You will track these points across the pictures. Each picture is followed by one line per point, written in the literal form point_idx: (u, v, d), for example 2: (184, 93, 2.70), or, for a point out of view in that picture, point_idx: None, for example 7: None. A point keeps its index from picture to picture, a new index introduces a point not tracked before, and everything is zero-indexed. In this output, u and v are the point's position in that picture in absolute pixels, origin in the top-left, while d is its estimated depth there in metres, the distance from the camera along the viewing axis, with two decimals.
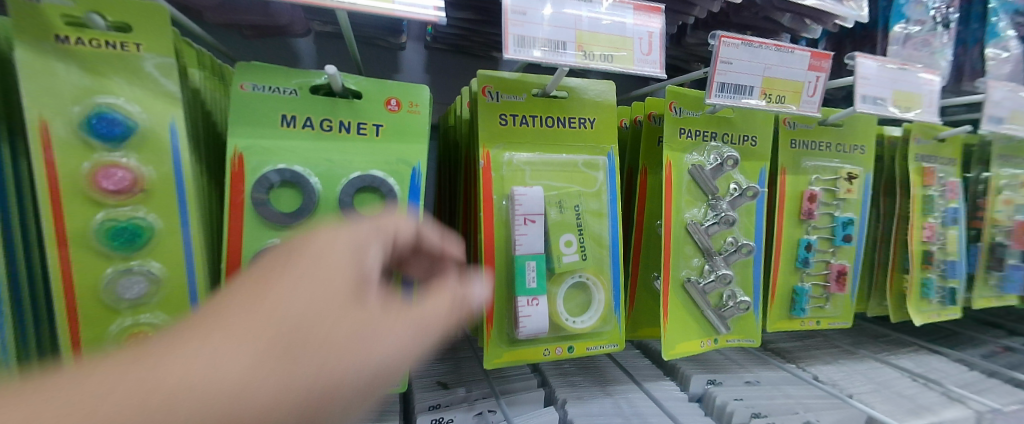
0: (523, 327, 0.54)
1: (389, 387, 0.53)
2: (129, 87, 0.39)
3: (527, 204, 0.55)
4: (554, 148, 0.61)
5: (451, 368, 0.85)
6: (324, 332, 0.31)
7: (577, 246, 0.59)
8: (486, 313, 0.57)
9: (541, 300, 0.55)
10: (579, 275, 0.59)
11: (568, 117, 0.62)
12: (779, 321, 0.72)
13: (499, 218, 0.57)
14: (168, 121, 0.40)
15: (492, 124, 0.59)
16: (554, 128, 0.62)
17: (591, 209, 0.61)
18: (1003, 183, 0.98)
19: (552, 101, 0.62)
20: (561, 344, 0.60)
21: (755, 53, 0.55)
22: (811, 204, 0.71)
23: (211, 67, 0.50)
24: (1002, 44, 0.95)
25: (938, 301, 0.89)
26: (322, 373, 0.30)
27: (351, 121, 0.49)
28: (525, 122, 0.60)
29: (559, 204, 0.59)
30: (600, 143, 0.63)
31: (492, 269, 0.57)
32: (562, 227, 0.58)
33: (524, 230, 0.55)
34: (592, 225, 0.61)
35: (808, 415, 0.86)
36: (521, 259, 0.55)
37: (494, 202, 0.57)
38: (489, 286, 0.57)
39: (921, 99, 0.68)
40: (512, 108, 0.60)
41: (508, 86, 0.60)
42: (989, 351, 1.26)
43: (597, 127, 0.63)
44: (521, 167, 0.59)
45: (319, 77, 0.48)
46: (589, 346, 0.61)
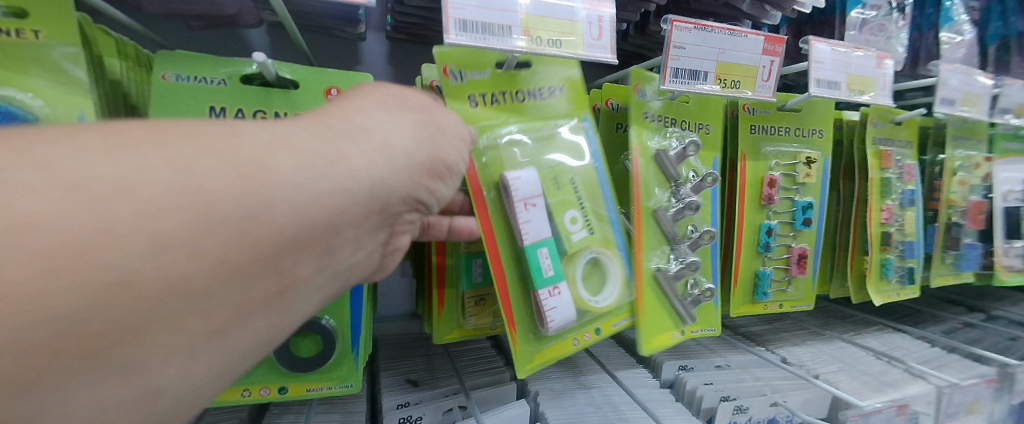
0: (554, 318, 0.51)
1: (340, 389, 0.54)
2: (26, 77, 0.36)
3: (524, 188, 0.50)
4: (529, 121, 0.56)
5: (423, 365, 0.83)
6: (406, 93, 0.39)
7: (582, 221, 0.56)
8: (506, 315, 0.53)
9: (563, 286, 0.53)
10: (591, 252, 0.56)
11: (537, 88, 0.57)
12: (744, 306, 0.73)
13: (495, 212, 0.53)
14: (76, 114, 0.37)
15: (463, 107, 0.52)
16: (526, 102, 0.56)
17: (588, 180, 0.58)
18: (957, 164, 1.01)
19: (516, 74, 0.56)
20: (587, 329, 0.58)
21: (708, 38, 0.55)
22: (771, 189, 0.72)
23: (136, 57, 0.47)
24: (956, 27, 0.97)
25: (898, 281, 0.91)
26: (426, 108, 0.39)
27: (287, 112, 0.47)
28: (497, 100, 0.55)
29: (555, 180, 0.55)
30: (579, 105, 0.59)
31: (501, 266, 0.52)
32: (564, 205, 0.55)
33: (527, 216, 0.51)
34: (594, 199, 0.58)
35: (776, 397, 0.88)
36: (533, 248, 0.51)
37: (485, 197, 0.52)
38: (499, 284, 0.52)
39: (875, 83, 0.69)
40: (480, 87, 0.54)
41: (469, 60, 0.53)
42: (949, 327, 1.31)
43: (568, 92, 0.59)
44: (502, 149, 0.54)
45: (249, 65, 0.46)
46: (615, 324, 0.60)
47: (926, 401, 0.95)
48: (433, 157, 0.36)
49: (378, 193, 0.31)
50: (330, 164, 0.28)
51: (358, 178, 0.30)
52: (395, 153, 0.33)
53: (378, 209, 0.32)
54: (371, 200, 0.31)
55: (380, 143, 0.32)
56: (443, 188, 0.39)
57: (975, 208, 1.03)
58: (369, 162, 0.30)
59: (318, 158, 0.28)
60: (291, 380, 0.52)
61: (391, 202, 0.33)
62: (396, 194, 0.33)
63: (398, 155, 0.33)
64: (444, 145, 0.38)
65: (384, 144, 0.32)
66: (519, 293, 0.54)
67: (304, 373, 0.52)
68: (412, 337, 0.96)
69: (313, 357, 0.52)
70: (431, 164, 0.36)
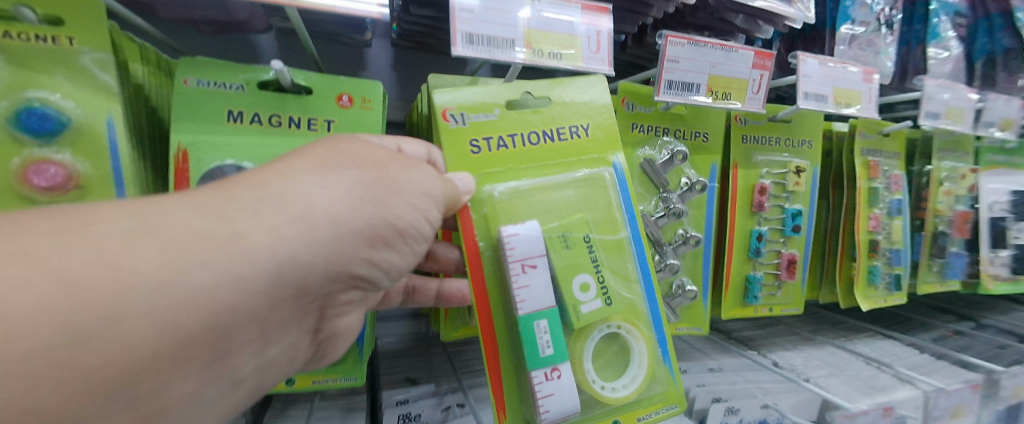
0: (547, 410, 0.44)
1: (344, 382, 0.56)
2: (59, 80, 0.39)
3: (521, 247, 0.47)
4: (544, 168, 0.53)
5: (423, 364, 0.85)
6: (366, 149, 0.41)
7: (596, 288, 0.49)
8: (497, 396, 0.48)
9: (563, 369, 0.46)
10: (609, 325, 0.49)
11: (555, 128, 0.54)
12: (735, 309, 0.76)
13: (490, 270, 0.49)
14: (105, 116, 0.40)
15: (462, 152, 0.51)
16: (541, 144, 0.54)
17: (609, 244, 0.52)
18: (944, 175, 1.04)
19: (529, 114, 0.54)
20: (606, 421, 0.49)
21: (701, 52, 0.57)
22: (761, 196, 0.74)
23: (157, 63, 0.50)
24: (942, 43, 1.01)
25: (885, 287, 0.94)
26: (381, 167, 0.40)
27: (300, 116, 0.49)
28: (505, 143, 0.52)
29: (564, 237, 0.50)
30: (603, 152, 0.55)
31: (491, 341, 0.48)
32: (575, 268, 0.49)
33: (524, 279, 0.46)
34: (615, 265, 0.52)
35: (766, 399, 0.90)
36: (528, 320, 0.46)
37: (479, 251, 0.49)
38: (492, 361, 0.48)
39: (861, 97, 0.72)
40: (483, 130, 0.52)
41: (472, 102, 0.53)
42: (939, 335, 1.33)
43: (594, 132, 0.56)
44: (508, 199, 0.50)
45: (265, 71, 0.48)
46: (640, 416, 0.51)
47: (914, 406, 0.97)
48: (376, 229, 0.38)
49: (310, 271, 0.35)
50: (272, 243, 0.32)
51: (287, 254, 0.33)
52: (331, 224, 0.35)
53: (313, 283, 0.36)
54: (303, 276, 0.34)
55: (316, 218, 0.34)
56: (390, 254, 0.41)
57: (962, 217, 1.06)
58: (300, 241, 0.33)
59: (265, 238, 0.32)
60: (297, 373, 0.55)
61: (328, 274, 0.37)
62: (333, 264, 0.36)
63: (336, 226, 0.35)
64: (393, 205, 0.39)
65: (319, 220, 0.34)
66: (514, 376, 0.48)
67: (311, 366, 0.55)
68: (411, 337, 0.98)
69: None
70: (374, 234, 0.38)
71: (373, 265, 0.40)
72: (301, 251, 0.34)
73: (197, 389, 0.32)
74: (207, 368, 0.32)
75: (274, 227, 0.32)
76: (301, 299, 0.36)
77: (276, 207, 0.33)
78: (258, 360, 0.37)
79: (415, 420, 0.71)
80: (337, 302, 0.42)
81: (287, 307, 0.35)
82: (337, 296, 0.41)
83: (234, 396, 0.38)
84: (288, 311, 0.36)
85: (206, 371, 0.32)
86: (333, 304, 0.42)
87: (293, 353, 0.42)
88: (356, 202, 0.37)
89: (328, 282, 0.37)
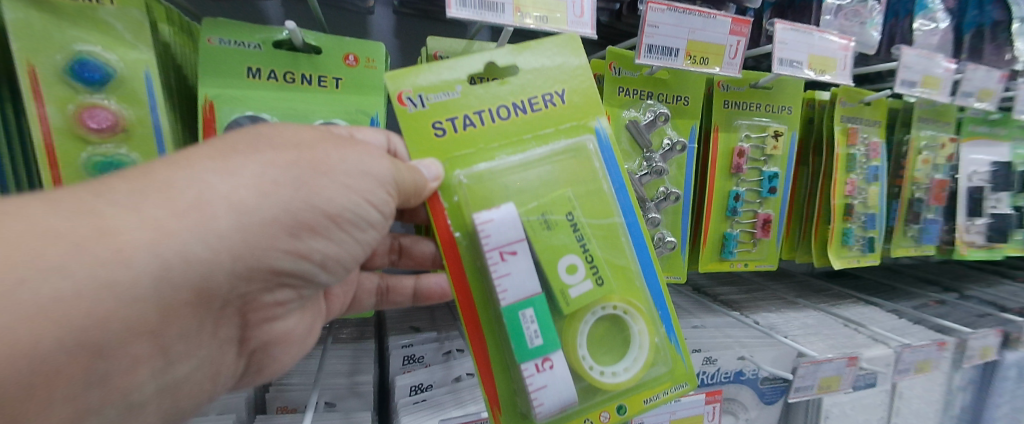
0: (542, 403, 0.47)
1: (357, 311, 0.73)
2: (104, 38, 0.47)
3: (496, 235, 0.47)
4: (516, 142, 0.53)
5: (428, 316, 0.92)
6: (293, 133, 0.42)
7: (586, 270, 0.50)
8: (490, 392, 0.51)
9: (555, 359, 0.48)
10: (607, 307, 0.51)
11: (527, 99, 0.54)
12: (711, 263, 0.82)
13: (467, 259, 0.51)
14: (143, 70, 0.48)
15: (425, 137, 0.52)
16: (511, 118, 0.53)
17: (597, 220, 0.53)
18: (923, 144, 1.09)
19: (493, 88, 0.53)
20: (606, 407, 0.52)
21: (680, 18, 0.62)
22: (739, 159, 0.79)
23: (180, 24, 0.57)
24: (929, 15, 1.03)
25: (859, 249, 1.00)
26: (305, 147, 0.41)
27: (312, 74, 0.56)
28: (471, 121, 0.53)
29: (544, 217, 0.50)
30: (584, 118, 0.55)
31: (476, 335, 0.51)
32: (560, 250, 0.50)
33: (505, 266, 0.48)
34: (603, 243, 0.53)
35: (742, 351, 0.94)
36: (514, 311, 0.48)
37: (455, 241, 0.51)
38: (481, 355, 0.51)
39: (835, 64, 0.77)
40: (445, 111, 0.52)
41: (431, 82, 0.52)
42: (920, 303, 1.32)
43: (571, 97, 0.55)
44: (481, 179, 0.51)
45: (280, 32, 0.55)
46: (646, 398, 0.54)
47: (885, 362, 1.01)
48: (300, 216, 0.40)
49: (212, 270, 0.36)
50: (152, 240, 0.32)
51: (174, 252, 0.33)
52: (233, 211, 0.36)
53: (218, 284, 0.37)
54: (202, 278, 0.35)
55: (214, 206, 0.35)
56: (322, 243, 0.43)
57: (939, 185, 1.11)
58: (192, 236, 0.34)
59: (144, 234, 0.32)
60: None
61: (235, 274, 0.38)
62: (241, 261, 0.37)
63: (240, 214, 0.36)
64: (321, 185, 0.41)
65: (217, 207, 0.35)
66: (507, 368, 0.51)
67: None
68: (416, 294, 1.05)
69: None
70: (299, 222, 0.40)
71: (298, 257, 0.42)
72: (194, 248, 0.34)
73: (74, 416, 0.34)
74: (81, 394, 0.33)
75: (157, 221, 0.33)
76: (205, 305, 0.38)
77: (162, 198, 0.34)
78: (156, 380, 0.39)
79: (419, 361, 0.77)
80: (262, 304, 0.45)
81: (183, 319, 0.37)
82: (260, 298, 0.44)
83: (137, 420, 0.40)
84: (189, 318, 0.37)
85: (82, 397, 0.33)
86: (256, 308, 0.45)
87: (215, 367, 0.45)
88: (270, 184, 0.38)
89: (238, 283, 0.39)
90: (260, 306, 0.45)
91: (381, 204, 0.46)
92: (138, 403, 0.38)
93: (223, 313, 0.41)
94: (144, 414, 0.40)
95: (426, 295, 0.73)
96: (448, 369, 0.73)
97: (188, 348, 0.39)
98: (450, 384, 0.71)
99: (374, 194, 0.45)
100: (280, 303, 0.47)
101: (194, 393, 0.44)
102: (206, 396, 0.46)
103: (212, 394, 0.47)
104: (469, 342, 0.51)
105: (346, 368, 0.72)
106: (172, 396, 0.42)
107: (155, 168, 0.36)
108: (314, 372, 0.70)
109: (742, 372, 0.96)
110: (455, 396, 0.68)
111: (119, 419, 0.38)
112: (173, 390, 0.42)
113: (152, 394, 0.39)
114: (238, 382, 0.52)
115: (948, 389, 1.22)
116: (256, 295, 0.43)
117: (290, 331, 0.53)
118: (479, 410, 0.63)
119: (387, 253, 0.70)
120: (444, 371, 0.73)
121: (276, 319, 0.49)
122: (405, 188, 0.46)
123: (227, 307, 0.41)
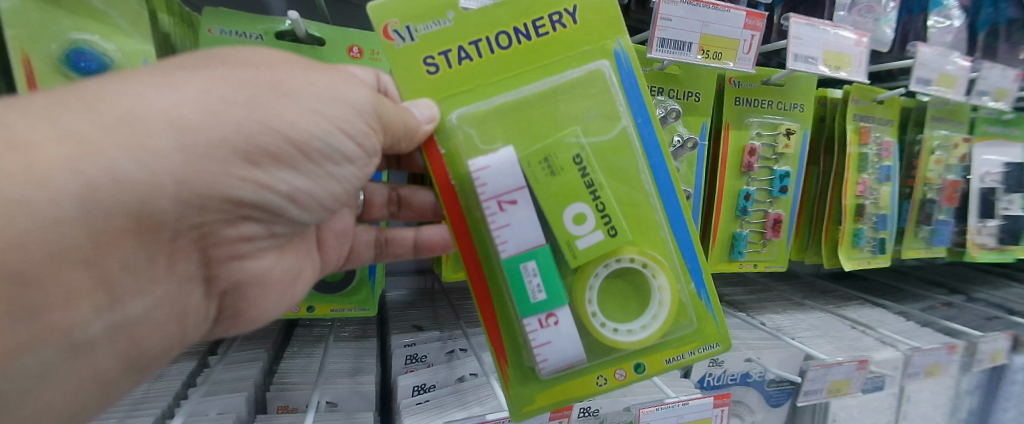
0: (546, 359, 0.47)
1: (358, 310, 0.71)
2: (100, 27, 0.46)
3: (493, 184, 0.46)
4: (521, 76, 0.48)
5: (430, 314, 0.91)
6: (252, 54, 0.40)
7: (596, 219, 0.47)
8: (495, 345, 0.50)
9: (560, 315, 0.47)
10: (619, 261, 0.49)
11: (533, 19, 0.48)
12: (719, 264, 0.81)
13: (467, 208, 0.49)
14: (142, 61, 0.49)
15: (417, 75, 0.48)
16: (516, 44, 0.48)
17: (611, 164, 0.49)
18: (935, 144, 1.07)
19: (489, 12, 0.47)
20: (623, 365, 0.51)
21: (693, 11, 0.60)
22: (750, 157, 0.78)
23: (179, 13, 0.58)
24: (945, 12, 1.01)
25: (869, 250, 0.98)
26: (265, 67, 0.39)
27: (316, 65, 0.58)
28: (468, 55, 0.48)
29: (547, 161, 0.47)
30: (600, 41, 0.49)
31: (481, 289, 0.50)
32: (566, 199, 0.47)
33: (504, 215, 0.46)
34: (616, 190, 0.49)
35: (749, 353, 0.92)
36: (515, 262, 0.47)
37: (453, 188, 0.49)
38: (485, 307, 0.50)
39: (851, 61, 0.75)
40: (437, 43, 0.47)
41: (419, 11, 0.47)
42: (928, 305, 1.29)
43: (584, 17, 0.49)
44: (481, 121, 0.48)
45: (281, 23, 0.56)
46: (669, 358, 0.51)
47: (893, 366, 0.99)
48: (257, 140, 0.36)
49: (154, 195, 0.32)
50: (72, 157, 0.29)
51: (100, 170, 0.30)
52: (172, 127, 0.32)
53: (163, 211, 0.34)
54: (141, 203, 0.32)
55: (148, 121, 0.32)
56: (289, 174, 0.40)
57: (952, 186, 1.09)
58: (122, 153, 0.30)
59: (64, 150, 0.29)
60: (318, 303, 0.70)
61: (182, 201, 0.34)
62: (188, 186, 0.34)
63: (182, 132, 0.33)
64: (280, 105, 0.37)
65: (153, 123, 0.32)
66: (511, 321, 0.50)
67: (331, 296, 0.70)
68: (418, 292, 1.04)
69: (339, 281, 0.71)
70: (257, 147, 0.37)
71: (260, 186, 0.39)
72: (125, 166, 0.31)
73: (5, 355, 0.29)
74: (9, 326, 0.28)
75: (80, 133, 0.30)
76: (150, 233, 0.34)
77: (88, 112, 0.31)
78: (104, 319, 0.35)
79: (422, 360, 0.76)
80: (226, 239, 0.42)
81: (124, 248, 0.33)
82: (221, 231, 0.41)
83: (88, 363, 0.36)
84: (131, 249, 0.34)
85: (8, 331, 0.29)
86: (218, 242, 0.42)
87: (179, 307, 0.43)
88: (219, 101, 0.35)
89: (188, 213, 0.35)
90: (221, 241, 0.42)
91: (360, 138, 0.44)
92: (85, 342, 0.35)
93: (177, 246, 0.38)
94: (97, 355, 0.37)
95: (428, 247, 0.69)
96: (452, 368, 0.72)
97: (138, 285, 0.36)
98: (453, 384, 0.70)
99: (350, 123, 0.42)
100: (247, 239, 0.44)
101: (156, 335, 0.42)
102: (172, 336, 0.43)
103: (180, 340, 0.45)
104: (472, 295, 0.50)
105: (348, 367, 0.71)
106: (130, 338, 0.39)
107: (84, 86, 0.33)
108: (315, 372, 0.69)
109: (749, 374, 0.94)
110: (459, 397, 0.66)
111: (67, 361, 0.34)
112: (130, 332, 0.38)
113: (102, 333, 0.36)
114: (212, 328, 0.51)
115: (956, 392, 1.20)
116: (216, 228, 0.40)
117: (264, 272, 0.50)
118: (484, 412, 0.62)
119: (386, 205, 0.70)
120: (447, 371, 0.72)
121: (245, 258, 0.47)
122: (393, 127, 0.44)
123: (180, 240, 0.37)
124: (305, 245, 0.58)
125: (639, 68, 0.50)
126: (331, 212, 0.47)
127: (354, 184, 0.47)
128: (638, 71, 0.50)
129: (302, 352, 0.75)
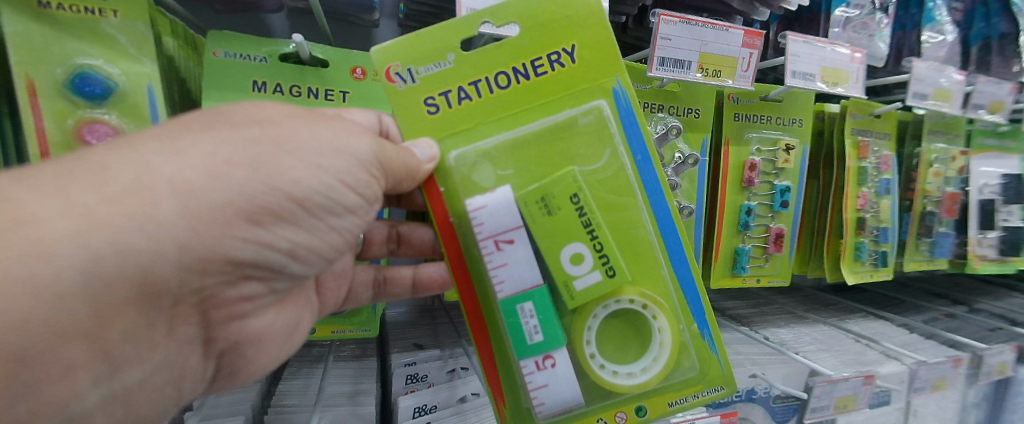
0: (543, 403, 0.46)
1: (360, 332, 0.71)
2: (105, 52, 0.46)
3: (490, 224, 0.46)
4: (519, 114, 0.49)
5: (430, 332, 0.90)
6: (257, 109, 0.40)
7: (594, 261, 0.47)
8: (493, 384, 0.50)
9: (557, 357, 0.47)
10: (619, 301, 0.49)
11: (532, 59, 0.48)
12: (723, 279, 0.80)
13: (464, 245, 0.49)
14: (147, 84, 0.48)
15: (418, 116, 0.48)
16: (514, 84, 0.48)
17: (609, 203, 0.49)
18: (933, 157, 1.07)
19: (486, 56, 0.48)
20: (623, 408, 0.50)
21: (692, 31, 0.61)
22: (751, 173, 0.78)
23: (185, 36, 0.59)
24: (937, 27, 1.02)
25: (871, 263, 0.98)
26: (269, 124, 0.38)
27: (319, 87, 0.59)
28: (467, 95, 0.48)
29: (544, 200, 0.46)
30: (599, 78, 0.49)
31: (479, 329, 0.49)
32: (563, 239, 0.47)
33: (501, 256, 0.46)
34: (615, 229, 0.49)
35: (754, 369, 0.91)
36: (512, 303, 0.46)
37: (451, 226, 0.49)
38: (483, 346, 0.49)
39: (848, 76, 0.76)
40: (438, 84, 0.47)
41: (420, 53, 0.47)
42: (931, 316, 1.27)
43: (583, 54, 0.49)
44: (481, 160, 0.48)
45: (286, 45, 0.57)
46: (671, 401, 0.50)
47: (899, 379, 0.98)
48: (260, 200, 0.36)
49: (155, 262, 0.32)
50: (76, 229, 0.29)
51: (104, 242, 0.30)
52: (176, 195, 0.33)
53: (165, 278, 0.34)
54: (141, 271, 0.32)
55: (153, 191, 0.32)
56: (291, 231, 0.40)
57: (951, 199, 1.09)
58: (125, 223, 0.30)
59: (68, 223, 0.29)
60: (320, 324, 0.69)
61: (184, 266, 0.34)
62: (189, 252, 0.34)
63: (186, 198, 0.33)
64: (284, 163, 0.37)
65: (157, 191, 0.32)
66: (508, 361, 0.49)
67: (333, 318, 0.70)
68: (418, 309, 1.03)
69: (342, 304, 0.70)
70: (259, 206, 0.37)
71: (261, 246, 0.39)
72: (127, 235, 0.31)
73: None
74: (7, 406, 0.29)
75: (85, 207, 0.30)
76: (151, 303, 0.34)
77: (93, 183, 0.31)
78: (101, 389, 0.35)
79: (423, 380, 0.75)
80: (226, 300, 0.42)
81: (125, 317, 0.33)
82: (222, 293, 0.40)
83: None
84: (132, 318, 0.34)
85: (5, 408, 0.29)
86: (218, 304, 0.41)
87: (177, 371, 0.42)
88: (223, 164, 0.35)
89: (189, 278, 0.35)
90: (222, 303, 0.42)
91: (362, 187, 0.44)
92: (80, 413, 0.34)
93: (177, 311, 0.37)
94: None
95: (426, 285, 0.71)
96: (452, 389, 0.71)
97: (136, 352, 0.36)
98: (455, 405, 0.69)
99: (352, 175, 0.42)
100: (248, 298, 0.44)
101: (153, 401, 0.41)
102: (167, 402, 0.43)
103: (175, 401, 0.44)
104: (470, 333, 0.49)
105: (349, 389, 0.69)
106: (125, 403, 0.38)
107: (89, 153, 0.33)
108: (313, 394, 0.68)
109: (754, 390, 0.93)
110: (461, 418, 0.65)
111: None
112: (126, 399, 0.38)
113: (98, 404, 0.36)
114: (208, 387, 0.49)
115: (963, 406, 1.18)
116: (217, 290, 0.39)
117: (264, 329, 0.50)
118: None
119: (385, 242, 0.69)
120: (448, 391, 0.70)
121: (246, 316, 0.46)
122: (396, 171, 0.44)
123: (181, 306, 0.37)
124: (304, 295, 0.57)
125: (638, 106, 0.50)
126: (332, 262, 0.47)
127: (354, 233, 0.47)
128: (638, 109, 0.49)
129: (299, 373, 0.74)
